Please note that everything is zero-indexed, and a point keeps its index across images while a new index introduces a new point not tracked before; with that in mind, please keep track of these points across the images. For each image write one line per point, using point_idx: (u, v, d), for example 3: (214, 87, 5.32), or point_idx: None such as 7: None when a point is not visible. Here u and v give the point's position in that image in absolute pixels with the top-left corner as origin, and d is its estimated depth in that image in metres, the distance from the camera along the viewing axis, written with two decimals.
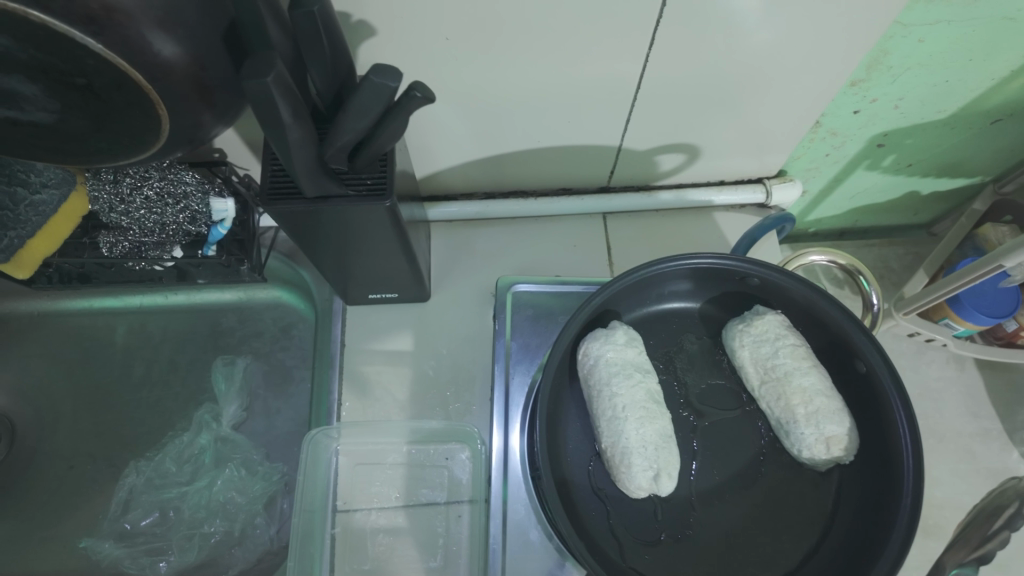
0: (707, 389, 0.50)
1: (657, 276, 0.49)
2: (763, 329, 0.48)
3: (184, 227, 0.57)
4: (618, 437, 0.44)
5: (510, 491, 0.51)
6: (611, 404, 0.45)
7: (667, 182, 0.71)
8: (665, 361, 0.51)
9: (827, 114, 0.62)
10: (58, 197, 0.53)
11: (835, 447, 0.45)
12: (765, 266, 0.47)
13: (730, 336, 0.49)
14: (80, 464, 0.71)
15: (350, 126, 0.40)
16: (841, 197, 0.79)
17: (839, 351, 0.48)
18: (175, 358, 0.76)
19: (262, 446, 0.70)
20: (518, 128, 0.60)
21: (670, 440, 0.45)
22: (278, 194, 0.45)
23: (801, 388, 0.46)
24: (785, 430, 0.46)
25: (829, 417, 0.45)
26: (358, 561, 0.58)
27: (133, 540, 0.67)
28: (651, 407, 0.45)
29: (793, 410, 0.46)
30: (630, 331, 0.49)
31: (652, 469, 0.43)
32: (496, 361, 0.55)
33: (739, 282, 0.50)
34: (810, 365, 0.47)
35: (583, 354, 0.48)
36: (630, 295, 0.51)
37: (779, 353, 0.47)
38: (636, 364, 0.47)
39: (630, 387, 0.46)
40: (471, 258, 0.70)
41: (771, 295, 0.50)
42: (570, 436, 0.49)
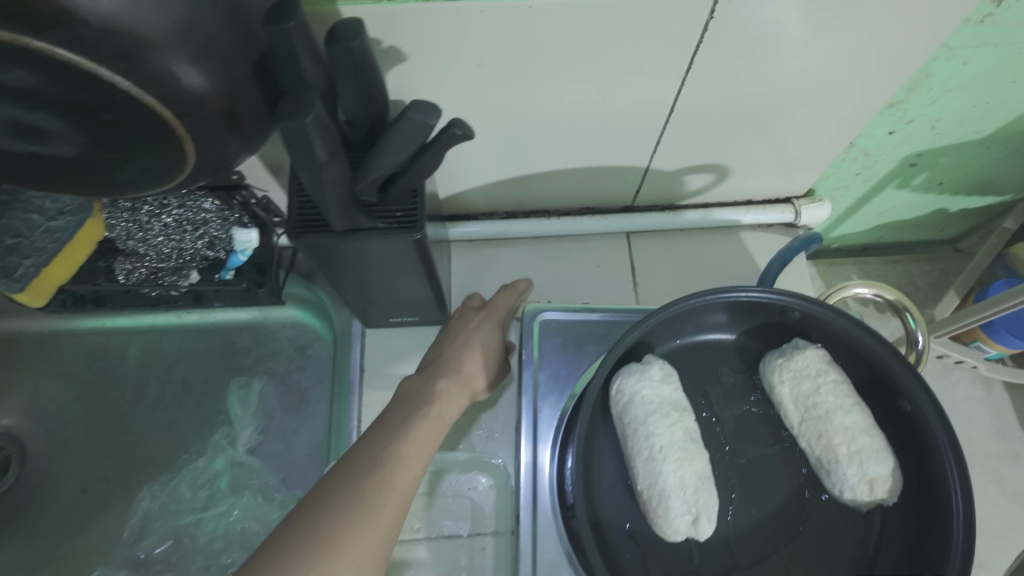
0: (744, 425, 0.48)
1: (693, 309, 0.48)
2: (804, 364, 0.46)
3: (202, 252, 0.56)
4: (656, 480, 0.42)
5: (538, 528, 0.49)
6: (647, 445, 0.43)
7: (693, 201, 0.69)
8: (699, 396, 0.50)
9: (862, 134, 0.60)
10: (74, 225, 0.52)
11: (879, 489, 0.42)
12: (807, 300, 0.45)
13: (768, 371, 0.48)
14: (93, 488, 0.70)
15: (385, 162, 0.38)
16: (868, 215, 0.77)
17: (883, 388, 0.46)
18: (189, 379, 0.74)
19: (278, 471, 0.68)
20: (545, 150, 0.58)
21: (710, 483, 0.43)
22: (306, 226, 0.43)
23: (843, 427, 0.43)
24: (826, 470, 0.44)
25: (873, 457, 0.43)
26: None
27: (148, 568, 0.65)
28: (690, 448, 0.43)
29: (835, 449, 0.43)
30: (665, 366, 0.47)
31: (691, 513, 0.41)
32: (524, 393, 0.54)
33: (778, 315, 0.48)
34: (853, 403, 0.44)
35: (617, 390, 0.46)
36: (666, 328, 0.49)
37: (821, 390, 0.45)
38: (672, 401, 0.45)
39: (668, 426, 0.44)
40: (492, 280, 0.68)
41: (812, 328, 0.48)
42: (602, 475, 0.47)
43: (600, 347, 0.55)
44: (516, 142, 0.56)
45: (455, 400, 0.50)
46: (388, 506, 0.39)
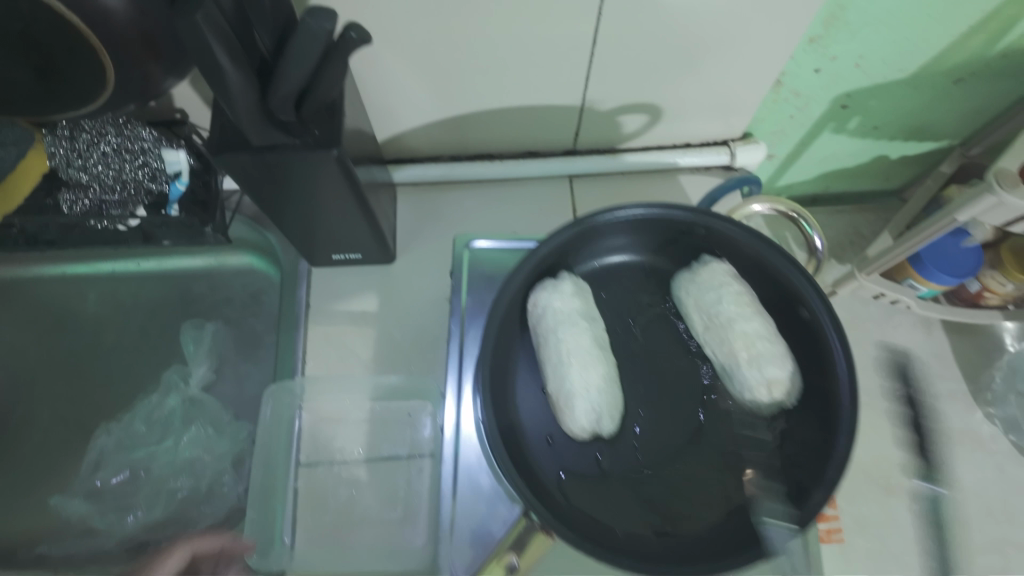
0: (657, 338, 0.51)
1: (608, 228, 0.50)
2: (710, 278, 0.49)
3: (144, 184, 0.58)
4: (562, 382, 0.45)
5: (464, 442, 0.53)
6: (556, 351, 0.46)
7: (632, 145, 0.71)
8: (616, 315, 0.52)
9: (788, 72, 0.62)
10: (15, 154, 0.54)
11: (776, 390, 0.45)
12: (711, 215, 0.47)
13: (679, 287, 0.51)
14: (52, 427, 0.72)
15: (291, 75, 0.40)
16: (810, 161, 0.79)
17: (784, 299, 0.49)
18: (147, 324, 0.76)
19: (231, 407, 0.71)
20: (478, 88, 0.60)
21: (614, 384, 0.46)
22: (227, 145, 0.45)
23: (743, 333, 0.46)
24: (730, 374, 0.47)
25: (771, 361, 0.45)
26: (320, 514, 0.59)
27: (103, 497, 0.67)
28: (596, 353, 0.46)
29: (736, 354, 0.46)
30: (577, 282, 0.49)
31: (594, 411, 0.45)
32: (452, 318, 0.56)
33: (686, 233, 0.50)
34: (753, 311, 0.47)
35: (532, 304, 0.49)
36: (581, 247, 0.52)
37: (723, 300, 0.47)
38: (583, 313, 0.48)
39: (575, 333, 0.46)
40: (437, 222, 0.70)
41: (719, 245, 0.51)
42: (522, 384, 0.50)
43: None
44: (449, 79, 0.58)
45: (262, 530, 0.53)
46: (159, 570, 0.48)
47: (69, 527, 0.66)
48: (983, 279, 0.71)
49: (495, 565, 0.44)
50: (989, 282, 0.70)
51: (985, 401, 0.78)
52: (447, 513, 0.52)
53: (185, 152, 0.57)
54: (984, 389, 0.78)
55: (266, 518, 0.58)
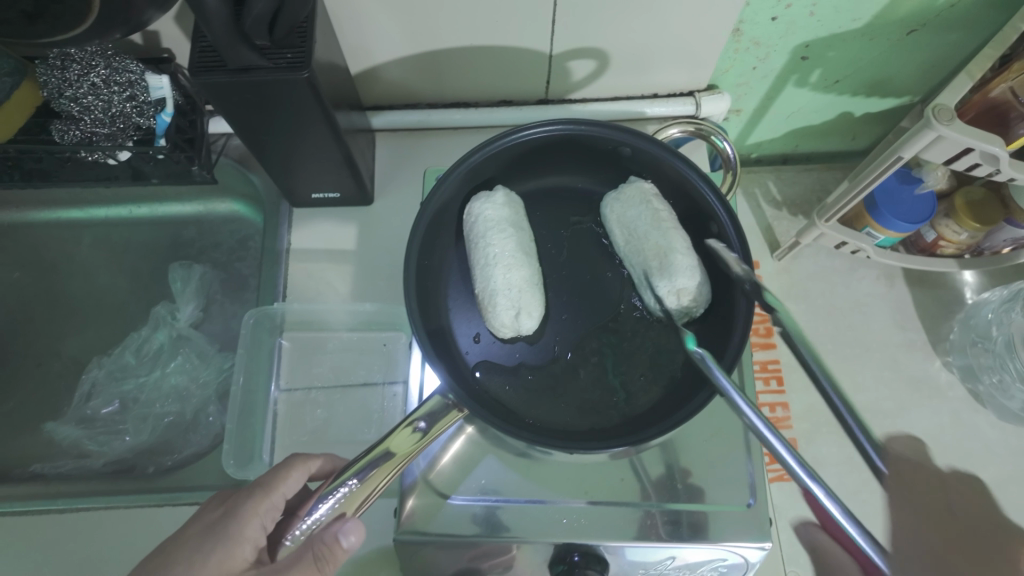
0: (582, 250, 0.55)
1: (541, 146, 0.53)
2: (631, 196, 0.52)
3: (132, 119, 0.60)
4: (488, 282, 0.48)
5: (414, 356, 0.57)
6: (484, 254, 0.49)
7: (601, 96, 0.74)
8: (548, 232, 0.55)
9: (746, 21, 0.65)
10: (9, 84, 0.58)
11: (684, 298, 0.48)
12: (634, 133, 0.50)
13: (605, 206, 0.53)
14: (47, 361, 0.76)
15: None
16: (777, 117, 0.82)
17: (700, 217, 0.51)
18: (139, 267, 0.80)
19: (218, 342, 0.74)
20: (449, 31, 0.63)
21: (535, 288, 0.49)
22: (205, 67, 0.49)
23: (657, 245, 0.49)
24: (645, 284, 0.50)
25: (681, 271, 0.48)
26: (298, 433, 0.62)
27: (93, 424, 0.70)
28: (519, 257, 0.49)
29: (650, 264, 0.49)
30: (511, 195, 0.52)
31: (513, 308, 0.47)
32: None
33: (614, 153, 0.53)
34: (671, 225, 0.50)
35: (468, 214, 0.52)
36: (517, 164, 0.54)
37: (642, 215, 0.50)
38: (513, 221, 0.51)
39: (502, 238, 0.49)
40: (413, 167, 0.73)
41: (645, 166, 0.53)
42: (452, 289, 0.53)
43: None
44: (419, 21, 0.61)
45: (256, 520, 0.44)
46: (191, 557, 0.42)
47: (62, 450, 0.69)
48: (938, 228, 0.74)
49: (402, 428, 0.42)
50: (944, 231, 0.73)
51: (943, 350, 0.80)
52: None
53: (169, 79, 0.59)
54: (942, 339, 0.81)
55: (246, 433, 0.61)
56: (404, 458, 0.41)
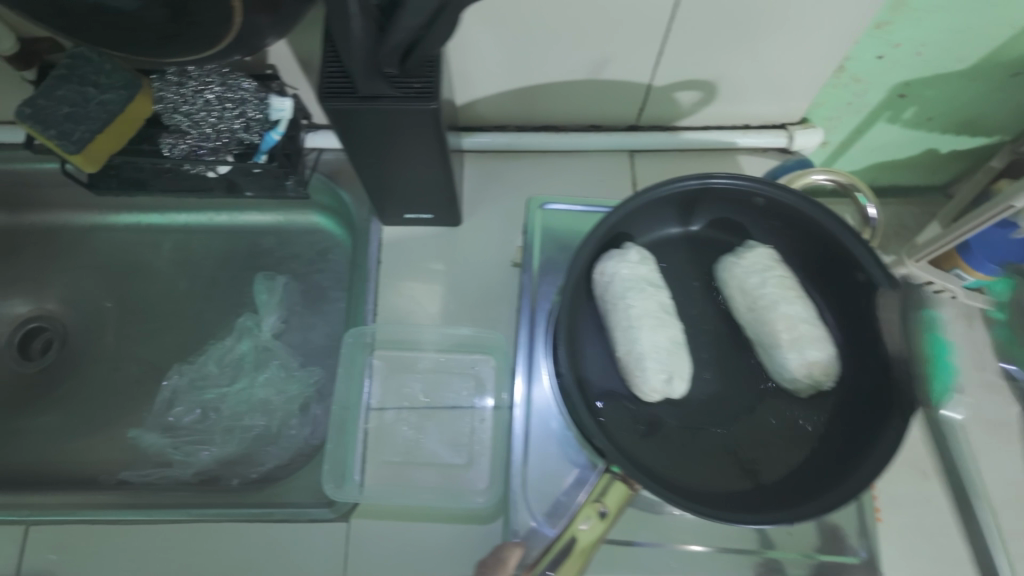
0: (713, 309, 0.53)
1: (673, 198, 0.52)
2: (753, 261, 0.51)
3: (237, 135, 0.61)
4: (633, 346, 0.48)
5: (533, 402, 0.55)
6: (626, 315, 0.49)
7: (692, 125, 0.74)
8: (680, 284, 0.54)
9: (850, 58, 0.64)
10: (124, 97, 0.58)
11: (815, 372, 0.48)
12: (773, 184, 0.50)
13: (722, 269, 0.52)
14: (127, 365, 0.77)
15: (403, 26, 0.43)
16: (861, 151, 0.81)
17: (838, 265, 0.50)
18: (217, 274, 0.80)
19: (299, 355, 0.74)
20: (553, 60, 0.63)
21: (681, 347, 0.49)
22: (334, 92, 0.49)
23: (786, 315, 0.49)
24: (770, 356, 0.49)
25: (812, 343, 0.48)
26: (388, 453, 0.62)
27: (176, 433, 0.71)
28: (662, 316, 0.49)
29: (778, 335, 0.48)
30: (642, 252, 0.51)
31: (664, 371, 0.47)
32: (523, 292, 0.57)
33: (743, 204, 0.52)
34: (796, 295, 0.50)
35: (600, 273, 0.51)
36: (644, 216, 0.53)
37: (767, 283, 0.50)
38: (650, 279, 0.50)
39: (644, 299, 0.49)
40: (501, 188, 0.73)
41: (775, 214, 0.52)
42: (586, 346, 0.51)
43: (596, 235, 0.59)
44: (525, 47, 0.61)
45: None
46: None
47: (146, 458, 0.70)
48: None
49: (587, 511, 0.43)
50: None
51: None
52: (519, 487, 0.52)
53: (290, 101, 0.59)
54: None
55: (340, 452, 0.62)
56: (592, 545, 0.43)
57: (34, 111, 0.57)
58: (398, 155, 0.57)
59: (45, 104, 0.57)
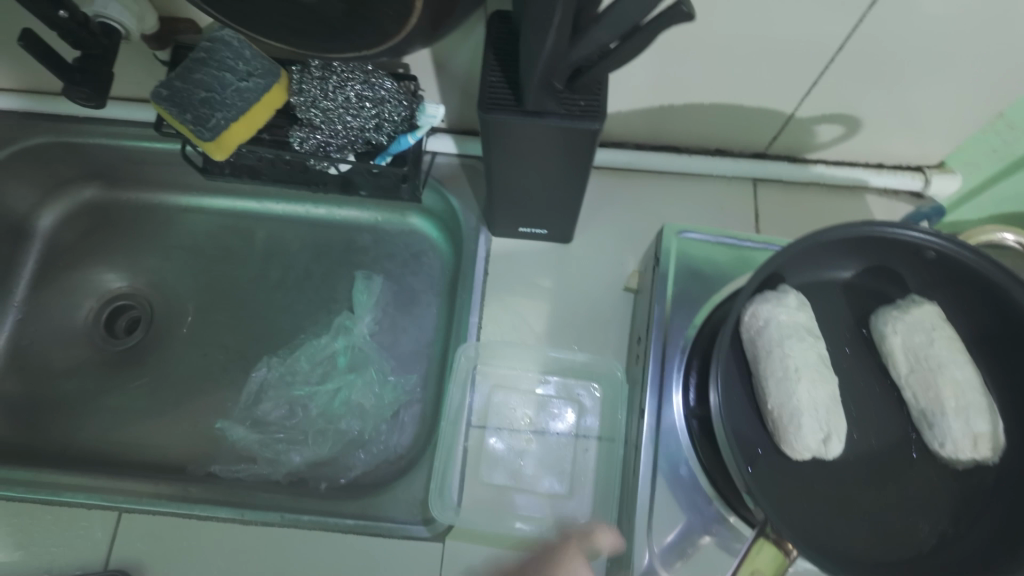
0: (865, 363, 0.50)
1: (837, 242, 0.49)
2: (920, 317, 0.47)
3: (366, 133, 0.59)
4: (788, 399, 0.45)
5: (660, 444, 0.51)
6: (782, 365, 0.46)
7: (821, 158, 0.71)
8: (830, 332, 0.51)
9: (1011, 103, 0.61)
10: (262, 86, 0.56)
11: (982, 445, 0.44)
12: (950, 239, 0.47)
13: (882, 322, 0.49)
14: (213, 352, 0.76)
15: (595, 42, 0.41)
16: (990, 200, 0.75)
17: (1013, 332, 0.47)
18: (310, 267, 0.79)
19: (391, 359, 0.72)
20: (696, 80, 0.60)
21: (838, 405, 0.46)
22: (495, 103, 0.47)
23: (953, 380, 0.45)
24: (929, 422, 0.46)
25: (980, 414, 0.44)
26: (490, 475, 0.60)
27: (267, 428, 0.69)
28: (822, 371, 0.46)
29: (942, 402, 0.45)
30: (800, 297, 0.49)
31: (822, 431, 0.44)
32: (654, 324, 0.55)
33: (912, 256, 0.49)
34: (965, 360, 0.46)
35: (753, 315, 0.48)
36: (801, 259, 0.51)
37: (935, 342, 0.46)
38: (808, 327, 0.48)
39: (805, 349, 0.46)
40: (615, 208, 0.70)
41: (944, 270, 0.49)
42: (727, 391, 0.49)
43: (735, 269, 0.57)
44: (674, 65, 0.58)
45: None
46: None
47: (232, 452, 0.68)
48: None
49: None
50: None
51: None
52: (643, 530, 0.49)
53: (442, 109, 0.58)
54: None
55: (440, 472, 0.59)
56: None
57: (170, 93, 0.56)
58: (537, 168, 0.54)
59: (181, 86, 0.56)
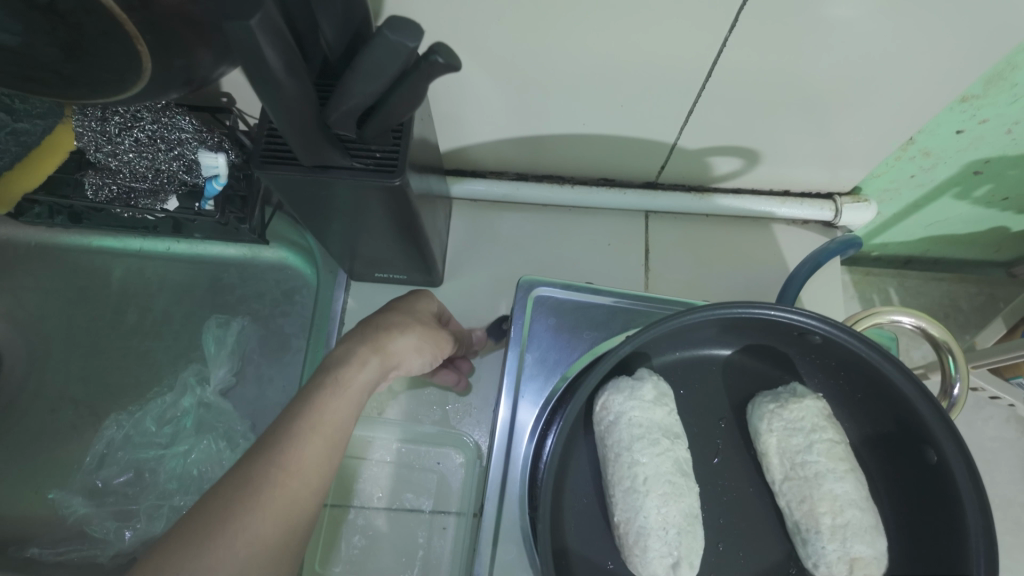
0: (737, 457, 0.44)
1: (705, 323, 0.42)
2: (799, 415, 0.42)
3: (179, 176, 0.53)
4: (636, 515, 0.39)
5: (503, 518, 0.45)
6: (630, 474, 0.40)
7: (722, 185, 0.63)
8: (697, 418, 0.45)
9: (923, 131, 0.53)
10: (41, 127, 0.52)
11: (860, 571, 0.38)
12: (831, 323, 0.40)
13: (757, 417, 0.43)
14: (62, 408, 0.67)
15: (358, 90, 0.33)
16: (916, 224, 0.69)
17: (907, 431, 0.41)
18: (170, 310, 0.70)
19: (247, 417, 0.65)
20: (562, 109, 0.52)
21: (696, 522, 0.40)
22: (274, 159, 0.39)
23: (830, 495, 0.39)
24: (803, 538, 0.40)
25: (859, 534, 0.39)
26: (330, 562, 0.55)
27: (104, 499, 0.63)
28: (678, 482, 0.40)
29: (817, 518, 0.39)
30: (659, 386, 0.43)
31: (671, 555, 0.38)
32: (505, 376, 0.48)
33: (796, 337, 0.43)
34: (847, 469, 0.40)
35: (602, 408, 0.43)
36: (666, 340, 0.44)
37: (813, 448, 0.41)
38: (664, 427, 0.42)
39: (656, 455, 0.40)
40: (493, 247, 0.64)
41: (833, 354, 0.43)
42: (579, 494, 0.43)
43: (596, 335, 0.50)
44: (529, 92, 0.50)
45: (372, 362, 0.44)
46: (283, 501, 0.36)
47: (65, 528, 0.62)
48: None
49: None
50: None
51: None
52: None
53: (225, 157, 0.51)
54: None
55: None
56: None
57: None
58: (358, 220, 0.47)
59: None
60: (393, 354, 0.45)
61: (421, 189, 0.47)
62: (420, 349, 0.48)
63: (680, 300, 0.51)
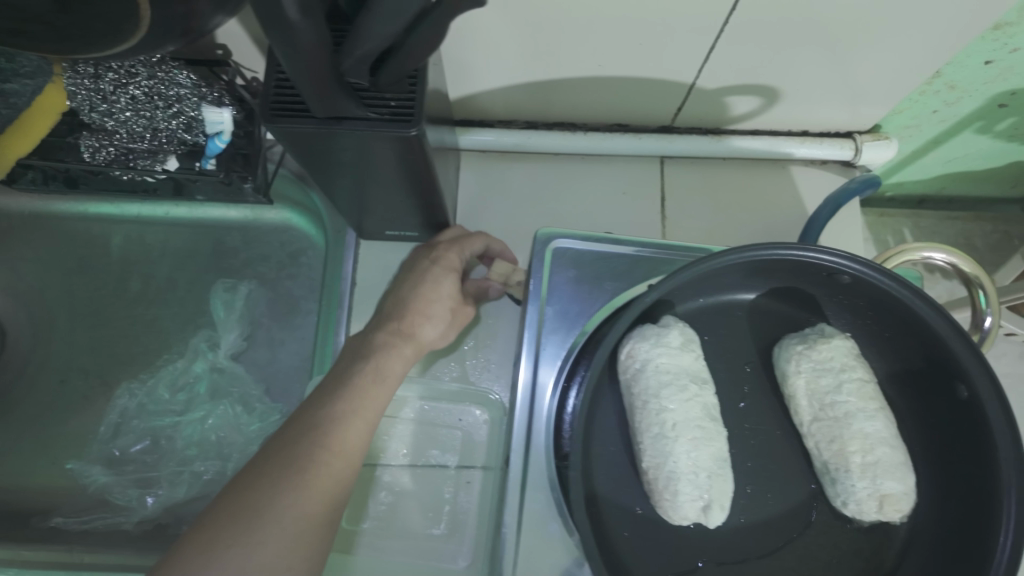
0: (764, 402, 0.44)
1: (732, 267, 0.41)
2: (827, 356, 0.41)
3: (179, 135, 0.52)
4: (665, 460, 0.39)
5: (530, 467, 0.44)
6: (658, 420, 0.39)
7: (738, 128, 0.61)
8: (724, 366, 0.44)
9: (951, 63, 0.50)
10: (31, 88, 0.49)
11: (889, 507, 0.38)
12: (862, 263, 0.39)
13: (785, 358, 0.42)
14: (72, 379, 0.66)
15: (374, 32, 0.31)
16: (934, 161, 0.67)
17: (937, 367, 0.40)
18: (174, 275, 0.69)
19: (262, 380, 0.64)
20: (574, 50, 0.50)
21: (726, 466, 0.40)
22: (282, 109, 0.37)
23: (860, 434, 0.39)
24: (832, 478, 0.40)
25: (889, 472, 0.38)
26: (358, 518, 0.55)
27: (123, 468, 0.63)
28: (707, 427, 0.40)
29: (847, 457, 0.39)
30: (685, 331, 0.42)
31: (702, 498, 0.38)
32: (525, 328, 0.47)
33: (824, 278, 0.42)
34: (877, 408, 0.40)
35: (628, 355, 0.42)
36: (691, 285, 0.43)
37: (842, 388, 0.40)
38: (692, 372, 0.41)
39: (684, 401, 0.40)
40: (504, 199, 0.62)
41: (862, 294, 0.42)
42: (605, 443, 0.43)
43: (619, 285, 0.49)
44: (540, 33, 0.47)
45: (401, 351, 0.45)
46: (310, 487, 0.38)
47: (86, 497, 0.62)
48: None
49: None
50: None
51: None
52: None
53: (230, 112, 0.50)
54: None
55: None
56: None
57: None
58: (371, 176, 0.45)
59: None
60: (420, 342, 0.47)
61: (433, 140, 0.45)
62: (445, 334, 0.49)
63: (703, 246, 0.50)
